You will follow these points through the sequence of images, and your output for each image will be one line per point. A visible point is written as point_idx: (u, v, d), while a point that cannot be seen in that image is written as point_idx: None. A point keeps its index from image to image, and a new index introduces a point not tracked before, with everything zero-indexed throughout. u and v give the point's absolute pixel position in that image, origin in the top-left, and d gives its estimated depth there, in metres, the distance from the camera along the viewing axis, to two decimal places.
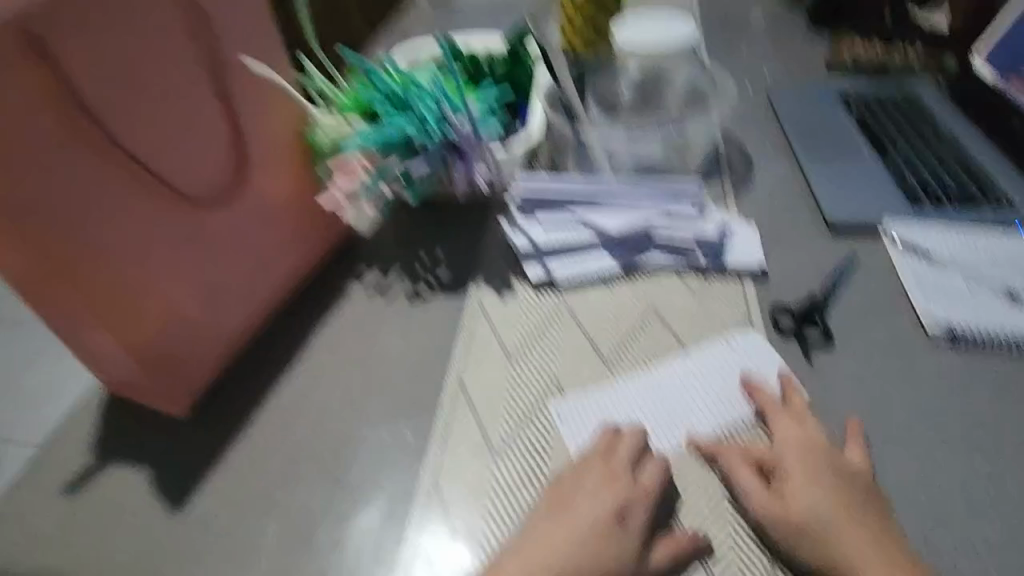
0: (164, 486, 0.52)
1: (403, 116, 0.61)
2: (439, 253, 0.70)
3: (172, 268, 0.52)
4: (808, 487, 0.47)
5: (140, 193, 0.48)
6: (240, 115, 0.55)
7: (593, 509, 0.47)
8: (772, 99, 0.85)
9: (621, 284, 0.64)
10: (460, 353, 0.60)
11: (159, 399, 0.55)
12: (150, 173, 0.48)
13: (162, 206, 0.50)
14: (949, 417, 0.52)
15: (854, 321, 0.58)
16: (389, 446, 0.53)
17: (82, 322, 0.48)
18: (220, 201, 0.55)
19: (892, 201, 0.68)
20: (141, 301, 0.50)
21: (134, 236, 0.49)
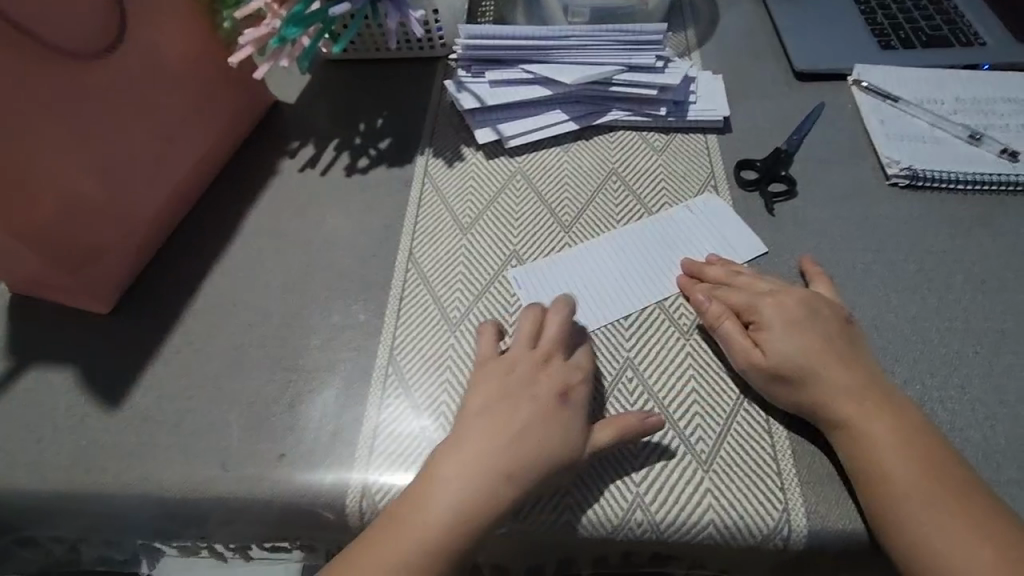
0: (96, 382, 0.48)
1: None
2: (379, 122, 0.64)
3: (69, 148, 0.45)
4: (783, 332, 0.43)
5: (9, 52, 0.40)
6: None
7: (530, 394, 0.42)
8: None
9: (579, 149, 0.60)
10: (410, 226, 0.55)
11: (73, 295, 0.50)
12: (19, 27, 0.40)
13: (38, 68, 0.42)
14: (911, 263, 0.50)
15: (818, 175, 0.56)
16: (340, 325, 0.50)
17: None
18: (112, 64, 0.47)
19: (863, 43, 0.64)
20: (38, 189, 0.44)
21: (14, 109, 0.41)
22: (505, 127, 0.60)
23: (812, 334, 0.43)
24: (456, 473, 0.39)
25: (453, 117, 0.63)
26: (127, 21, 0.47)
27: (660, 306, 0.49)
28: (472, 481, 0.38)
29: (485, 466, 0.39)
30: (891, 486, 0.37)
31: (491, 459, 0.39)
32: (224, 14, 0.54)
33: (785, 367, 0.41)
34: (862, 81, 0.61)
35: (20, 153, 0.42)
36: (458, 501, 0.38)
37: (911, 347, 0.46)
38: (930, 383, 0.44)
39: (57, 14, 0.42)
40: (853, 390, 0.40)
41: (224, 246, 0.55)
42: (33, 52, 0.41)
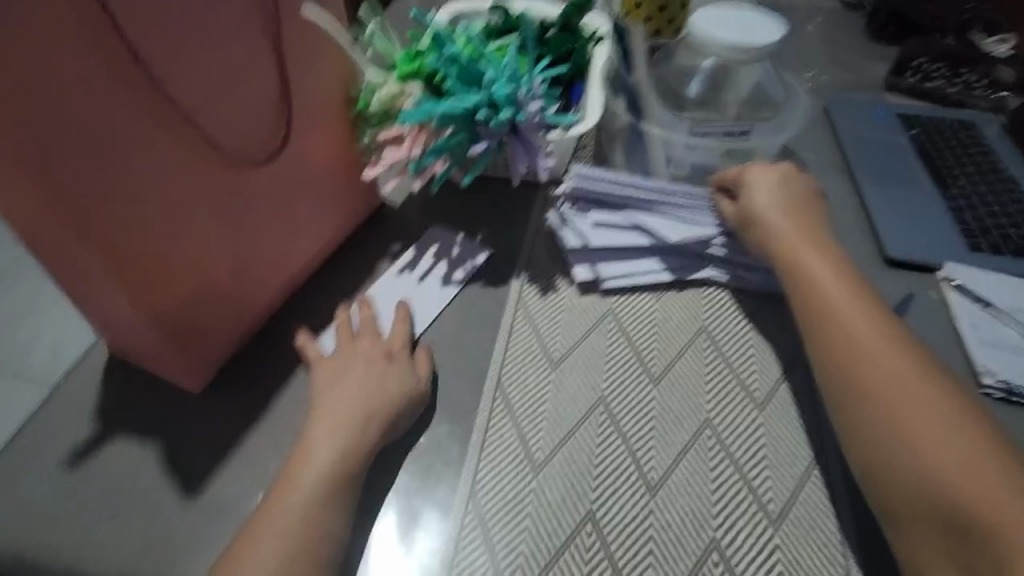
0: (176, 466, 0.48)
1: (469, 90, 0.55)
2: (479, 237, 0.67)
3: (210, 240, 0.48)
4: (766, 208, 0.59)
5: (188, 155, 0.44)
6: (296, 76, 0.50)
7: (337, 381, 0.50)
8: (834, 122, 0.82)
9: (670, 299, 0.62)
10: (498, 353, 0.56)
11: (173, 371, 0.51)
12: (203, 133, 0.44)
13: (206, 169, 0.46)
14: None
15: None
16: (422, 445, 0.50)
17: (102, 288, 0.44)
18: (267, 169, 0.51)
19: (954, 241, 0.66)
20: (177, 274, 0.46)
21: (176, 203, 0.44)
22: (603, 267, 0.62)
23: (787, 223, 0.58)
24: (315, 453, 0.45)
25: (550, 245, 0.66)
26: (290, 135, 0.52)
27: (748, 483, 0.49)
28: (325, 464, 0.44)
29: (339, 448, 0.45)
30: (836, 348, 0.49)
31: (340, 437, 0.46)
32: (364, 129, 0.58)
33: (752, 214, 0.59)
34: (953, 280, 0.62)
35: (169, 242, 0.45)
36: (321, 472, 0.44)
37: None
38: None
39: (234, 126, 0.46)
40: (810, 267, 0.54)
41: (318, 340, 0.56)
42: (206, 155, 0.45)
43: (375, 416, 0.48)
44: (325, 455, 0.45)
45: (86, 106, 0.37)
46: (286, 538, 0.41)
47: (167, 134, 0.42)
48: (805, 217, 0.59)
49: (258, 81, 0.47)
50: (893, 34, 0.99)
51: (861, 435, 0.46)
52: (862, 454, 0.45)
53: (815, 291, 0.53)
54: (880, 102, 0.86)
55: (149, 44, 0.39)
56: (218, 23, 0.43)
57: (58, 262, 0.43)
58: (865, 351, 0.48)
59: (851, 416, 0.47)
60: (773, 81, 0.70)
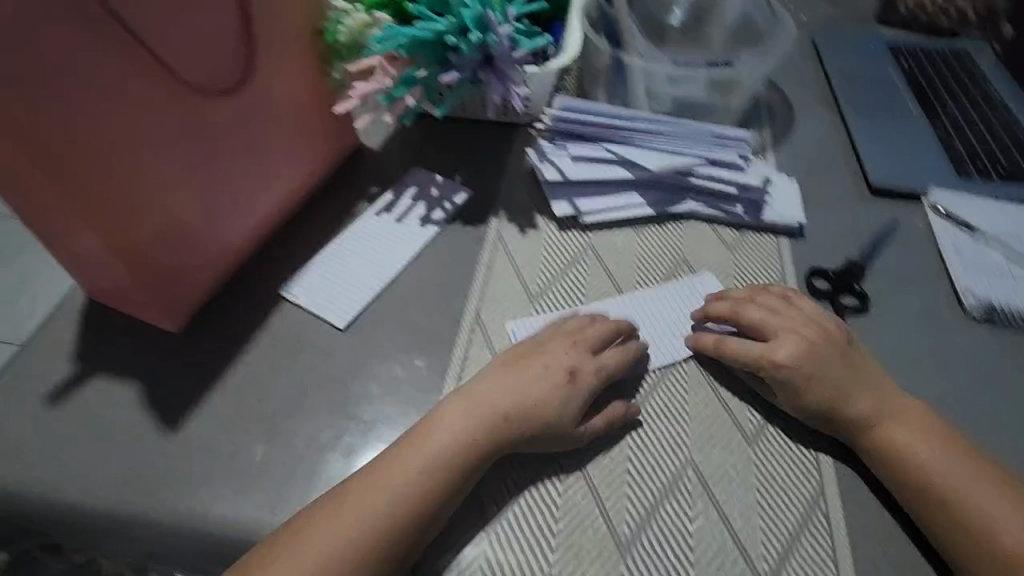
0: (156, 402, 0.48)
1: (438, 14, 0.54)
2: (458, 178, 0.65)
3: (177, 175, 0.47)
4: (782, 344, 0.47)
5: (149, 83, 0.43)
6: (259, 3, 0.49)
7: (538, 385, 0.44)
8: (823, 51, 0.80)
9: (651, 233, 0.61)
10: (477, 290, 0.56)
11: (147, 310, 0.51)
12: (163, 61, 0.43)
13: (169, 99, 0.45)
14: (981, 400, 0.50)
15: (894, 293, 0.56)
16: (402, 379, 0.50)
17: (68, 223, 0.43)
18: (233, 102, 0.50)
19: (941, 167, 0.65)
20: (145, 209, 0.46)
21: (139, 134, 0.43)
22: (582, 202, 0.61)
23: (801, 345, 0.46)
24: (435, 439, 0.42)
25: (529, 184, 0.65)
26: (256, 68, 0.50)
27: (726, 403, 0.49)
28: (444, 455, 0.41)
29: (459, 438, 0.42)
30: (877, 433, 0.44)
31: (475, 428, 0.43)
32: (336, 64, 0.57)
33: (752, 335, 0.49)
34: (939, 207, 0.61)
35: (135, 175, 0.44)
36: (384, 504, 0.39)
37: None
38: None
39: (194, 55, 0.45)
40: (843, 388, 0.45)
41: (296, 279, 0.56)
42: (165, 85, 0.44)
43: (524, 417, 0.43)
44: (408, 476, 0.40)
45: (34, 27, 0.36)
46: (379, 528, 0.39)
47: (123, 61, 0.41)
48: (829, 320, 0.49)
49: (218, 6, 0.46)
50: None
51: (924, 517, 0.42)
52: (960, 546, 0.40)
53: (847, 400, 0.45)
54: (872, 34, 0.83)
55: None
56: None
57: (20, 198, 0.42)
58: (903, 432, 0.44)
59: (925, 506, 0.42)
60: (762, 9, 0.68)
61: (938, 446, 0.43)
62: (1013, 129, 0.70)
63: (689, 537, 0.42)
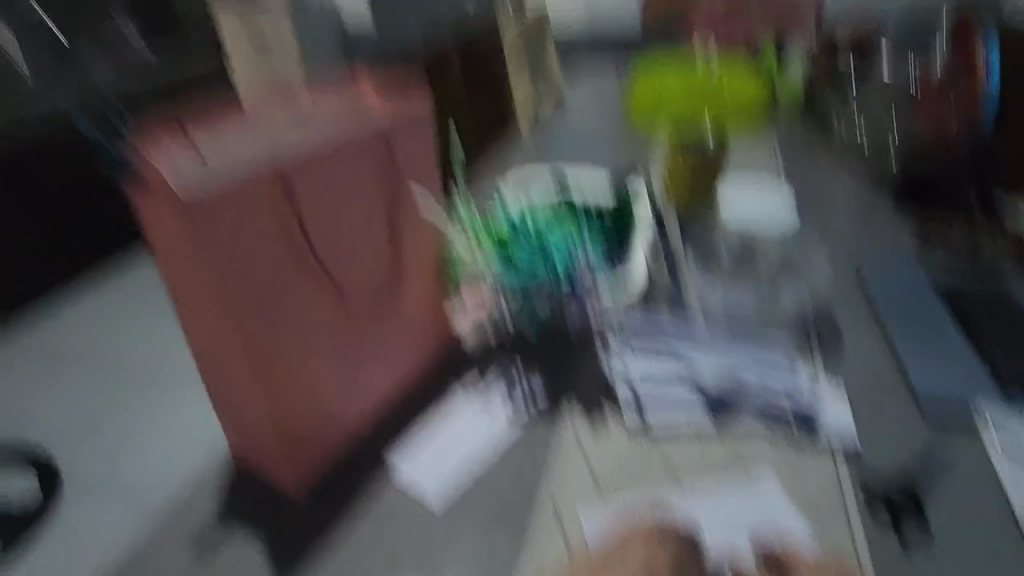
0: (275, 559, 0.56)
1: (539, 259, 0.83)
2: (536, 367, 0.76)
3: (317, 351, 0.59)
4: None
5: (306, 277, 0.57)
6: (393, 226, 0.69)
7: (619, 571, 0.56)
8: (860, 253, 0.95)
9: (711, 440, 0.68)
10: (556, 483, 0.64)
11: (275, 477, 0.57)
12: (320, 263, 0.59)
13: (319, 289, 0.59)
14: None
15: (953, 508, 0.62)
16: (483, 551, 0.59)
17: (225, 386, 0.53)
18: (368, 293, 0.65)
19: (980, 389, 0.73)
20: (286, 376, 0.56)
21: (296, 316, 0.57)
22: (648, 405, 0.71)
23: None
24: None
25: (597, 378, 0.75)
26: (393, 280, 0.68)
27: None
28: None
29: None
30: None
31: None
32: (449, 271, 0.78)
33: None
34: (987, 421, 0.70)
35: (290, 351, 0.56)
36: None
37: None
38: None
39: (342, 260, 0.61)
40: None
41: (404, 450, 0.65)
42: (323, 284, 0.59)
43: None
44: None
45: (238, 237, 0.50)
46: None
47: (295, 264, 0.56)
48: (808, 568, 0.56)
49: (366, 230, 0.64)
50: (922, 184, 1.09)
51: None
52: None
53: None
54: (905, 258, 0.94)
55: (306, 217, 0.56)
56: (354, 207, 0.62)
57: (170, 371, 0.51)
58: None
59: None
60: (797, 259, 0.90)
61: None
62: None
63: None
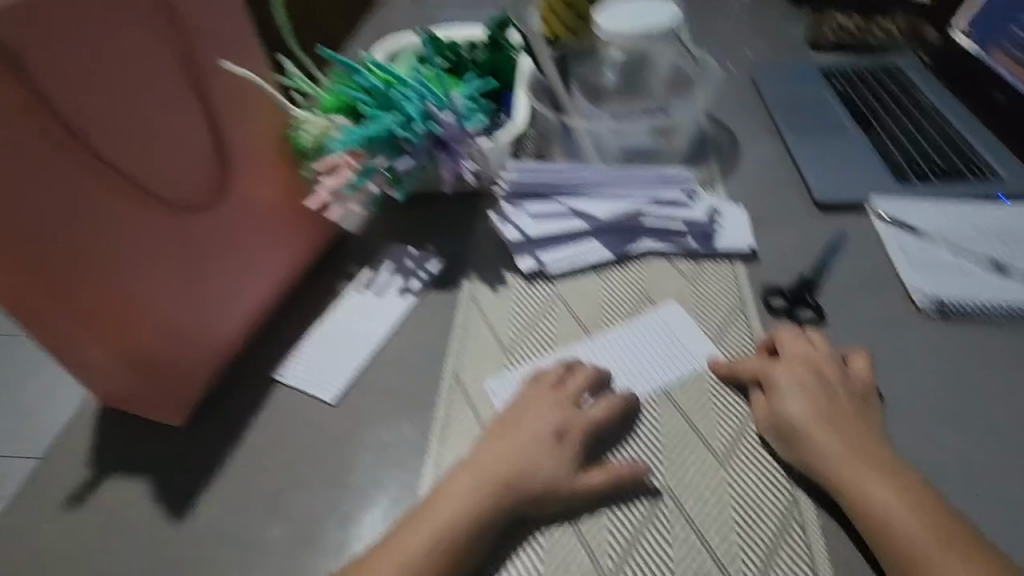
0: (166, 494, 0.52)
1: (386, 109, 0.61)
2: (431, 248, 0.70)
3: (155, 275, 0.52)
4: (791, 398, 0.49)
5: (112, 191, 0.47)
6: (209, 106, 0.54)
7: (530, 445, 0.47)
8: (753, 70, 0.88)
9: (613, 276, 0.65)
10: (453, 347, 0.60)
11: (153, 410, 0.56)
12: (123, 172, 0.48)
13: (139, 205, 0.49)
14: (957, 382, 0.52)
15: (849, 288, 0.60)
16: (390, 443, 0.54)
17: (66, 330, 0.48)
18: (202, 198, 0.55)
19: (881, 175, 0.69)
20: (124, 307, 0.50)
21: (111, 242, 0.48)
22: (545, 256, 0.65)
23: (810, 398, 0.49)
24: (438, 508, 0.44)
25: (495, 245, 0.69)
26: (228, 175, 0.57)
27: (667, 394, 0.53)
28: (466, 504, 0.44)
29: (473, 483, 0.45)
30: (861, 484, 0.44)
31: (486, 500, 0.44)
32: (305, 165, 0.64)
33: (777, 418, 0.49)
34: (881, 212, 0.65)
35: (122, 283, 0.49)
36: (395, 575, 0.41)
37: (928, 431, 0.50)
38: (948, 473, 0.47)
39: (157, 167, 0.50)
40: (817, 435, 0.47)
41: (289, 362, 0.60)
42: (136, 197, 0.49)
43: (523, 485, 0.45)
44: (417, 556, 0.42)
45: None
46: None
47: (94, 179, 0.46)
48: (789, 384, 0.50)
49: (179, 120, 0.51)
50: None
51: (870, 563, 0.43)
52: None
53: (824, 457, 0.46)
54: (802, 61, 0.89)
55: (74, 112, 0.44)
56: (140, 83, 0.48)
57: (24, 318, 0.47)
58: (898, 502, 0.43)
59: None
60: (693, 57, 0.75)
61: (912, 515, 0.42)
62: (946, 131, 0.74)
63: (671, 561, 0.44)
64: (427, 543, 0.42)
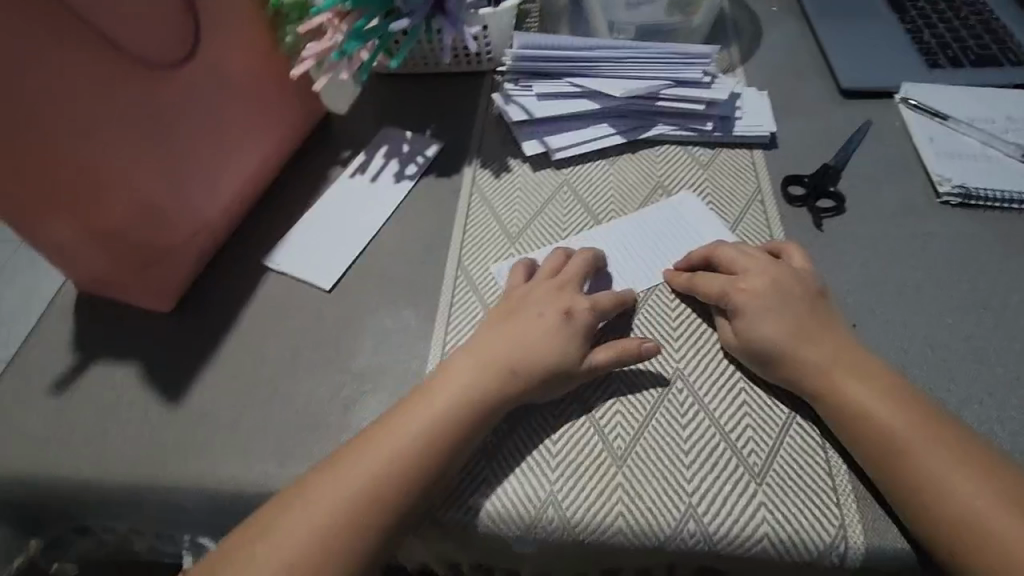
0: (160, 380, 0.50)
1: None
2: (429, 132, 0.65)
3: (127, 145, 0.46)
4: (763, 314, 0.45)
5: (69, 41, 0.41)
6: None
7: (536, 329, 0.45)
8: None
9: (626, 163, 0.61)
10: (456, 234, 0.57)
11: (137, 295, 0.52)
12: (82, 19, 0.41)
13: (101, 62, 0.43)
14: (978, 271, 0.51)
15: (872, 178, 0.57)
16: (392, 330, 0.51)
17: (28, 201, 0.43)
18: (171, 58, 0.48)
19: (912, 59, 0.64)
20: (95, 180, 0.45)
21: (75, 103, 0.42)
22: (553, 139, 0.61)
23: (781, 312, 0.45)
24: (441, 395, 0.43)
25: (498, 130, 0.64)
26: (199, 34, 0.50)
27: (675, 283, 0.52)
28: (468, 395, 0.42)
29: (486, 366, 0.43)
30: (825, 377, 0.42)
31: (483, 386, 0.43)
32: (286, 28, 0.57)
33: (747, 336, 0.45)
34: (910, 99, 0.61)
35: (91, 152, 0.44)
36: (364, 472, 0.40)
37: (949, 318, 0.49)
38: (967, 359, 0.46)
39: (120, 17, 0.43)
40: (793, 343, 0.44)
41: (279, 248, 0.57)
42: (98, 51, 0.43)
43: (533, 367, 0.44)
44: (400, 453, 0.40)
45: None
46: (373, 487, 0.39)
47: (47, 25, 0.39)
48: (801, 272, 0.48)
49: None
50: None
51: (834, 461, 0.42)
52: (884, 475, 0.39)
53: (799, 360, 0.43)
54: None
55: None
56: None
57: None
58: (873, 396, 0.41)
59: (890, 470, 0.39)
60: None
61: (897, 410, 0.40)
62: (983, 13, 0.68)
63: (682, 441, 0.43)
64: (404, 442, 0.41)
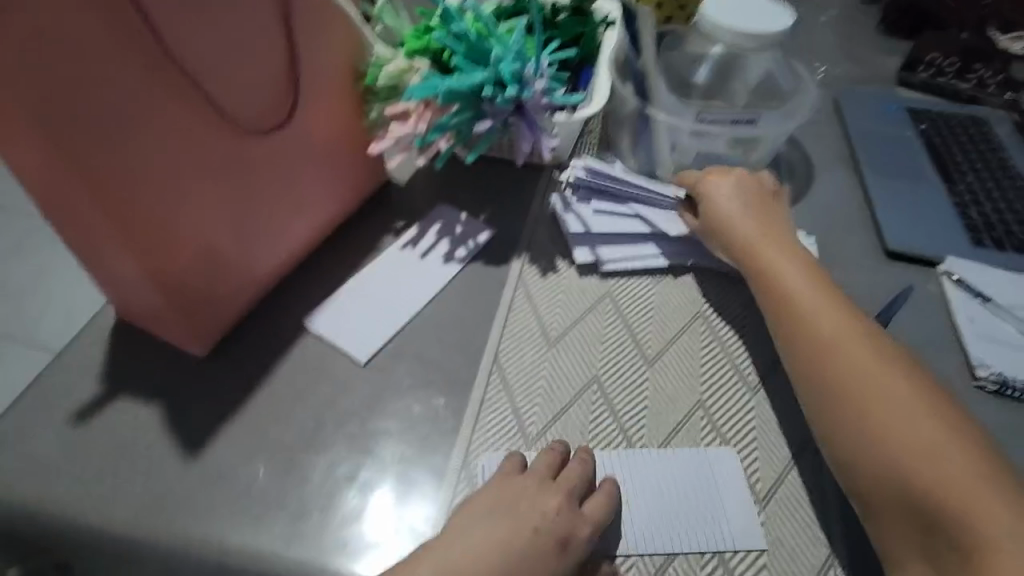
0: (180, 428, 0.50)
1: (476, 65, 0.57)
2: (483, 218, 0.67)
3: (206, 196, 0.48)
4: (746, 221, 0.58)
5: (175, 97, 0.43)
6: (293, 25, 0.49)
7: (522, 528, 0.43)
8: (838, 94, 0.84)
9: (672, 287, 0.62)
10: (497, 328, 0.57)
11: (177, 334, 0.53)
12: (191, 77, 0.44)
13: (199, 118, 0.45)
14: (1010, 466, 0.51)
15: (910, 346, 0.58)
16: (420, 417, 0.51)
17: (99, 237, 0.45)
18: (267, 121, 0.51)
19: (957, 233, 0.67)
20: (168, 227, 0.46)
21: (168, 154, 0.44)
22: (604, 251, 0.63)
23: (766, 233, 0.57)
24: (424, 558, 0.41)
25: (551, 229, 0.66)
26: (299, 103, 0.52)
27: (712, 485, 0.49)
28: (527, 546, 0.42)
29: (496, 533, 0.42)
30: (824, 337, 0.49)
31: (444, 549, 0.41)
32: (371, 104, 0.59)
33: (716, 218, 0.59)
34: (953, 274, 0.62)
35: (171, 199, 0.46)
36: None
37: None
38: None
39: (227, 81, 0.46)
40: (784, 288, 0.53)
41: (322, 310, 0.57)
42: (201, 109, 0.45)
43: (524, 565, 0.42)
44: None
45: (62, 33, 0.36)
46: None
47: (159, 83, 0.42)
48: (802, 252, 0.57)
49: (256, 32, 0.47)
50: (907, 30, 0.96)
51: (875, 520, 0.43)
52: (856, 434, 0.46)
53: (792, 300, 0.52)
54: (889, 95, 0.85)
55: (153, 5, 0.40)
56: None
57: (62, 214, 0.44)
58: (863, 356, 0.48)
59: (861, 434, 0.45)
60: (790, 75, 0.71)
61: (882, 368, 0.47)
62: None
63: None
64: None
